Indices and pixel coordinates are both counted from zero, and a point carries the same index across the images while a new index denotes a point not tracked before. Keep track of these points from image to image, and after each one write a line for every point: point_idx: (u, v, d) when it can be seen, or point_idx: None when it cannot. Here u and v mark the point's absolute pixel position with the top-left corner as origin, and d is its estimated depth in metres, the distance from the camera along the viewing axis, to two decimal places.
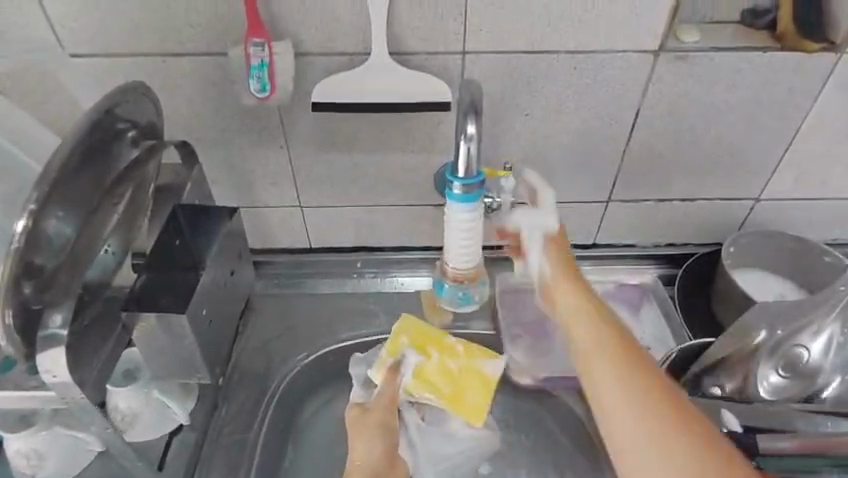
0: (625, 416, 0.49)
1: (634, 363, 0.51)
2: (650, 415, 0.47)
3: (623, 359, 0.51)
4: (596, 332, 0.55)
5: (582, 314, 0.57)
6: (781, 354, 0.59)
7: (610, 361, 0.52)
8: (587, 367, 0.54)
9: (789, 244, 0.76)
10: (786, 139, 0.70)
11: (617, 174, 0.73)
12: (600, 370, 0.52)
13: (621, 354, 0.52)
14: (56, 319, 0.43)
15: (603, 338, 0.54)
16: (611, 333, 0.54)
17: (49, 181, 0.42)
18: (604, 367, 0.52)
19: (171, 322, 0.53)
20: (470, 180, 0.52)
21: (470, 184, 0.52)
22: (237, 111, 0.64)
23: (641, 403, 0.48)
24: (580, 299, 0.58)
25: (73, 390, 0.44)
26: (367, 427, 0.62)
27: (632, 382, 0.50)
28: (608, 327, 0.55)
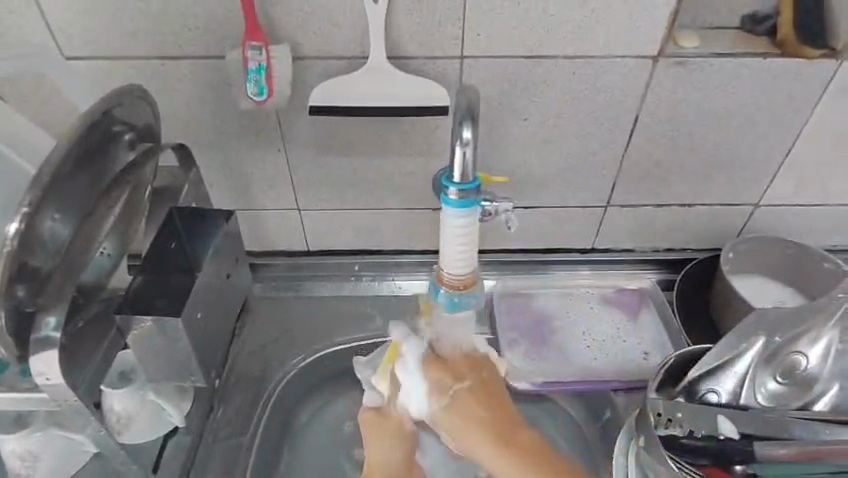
0: (508, 475, 0.55)
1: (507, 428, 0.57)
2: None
3: (494, 444, 0.56)
4: (475, 417, 0.57)
5: (467, 420, 0.57)
6: (780, 360, 0.59)
7: (488, 450, 0.56)
8: (452, 408, 0.57)
9: (789, 250, 0.76)
10: (785, 146, 0.70)
11: (615, 180, 0.73)
12: (506, 469, 0.55)
13: (501, 450, 0.55)
14: (48, 322, 0.42)
15: (488, 432, 0.56)
16: (489, 439, 0.56)
17: (42, 184, 0.41)
18: (485, 452, 0.56)
19: (166, 325, 0.53)
20: (465, 185, 0.51)
21: (465, 190, 0.51)
22: (236, 115, 0.65)
23: (527, 470, 0.54)
24: (449, 408, 0.57)
25: (65, 392, 0.44)
26: (380, 435, 0.61)
27: (509, 462, 0.55)
28: (477, 420, 0.56)
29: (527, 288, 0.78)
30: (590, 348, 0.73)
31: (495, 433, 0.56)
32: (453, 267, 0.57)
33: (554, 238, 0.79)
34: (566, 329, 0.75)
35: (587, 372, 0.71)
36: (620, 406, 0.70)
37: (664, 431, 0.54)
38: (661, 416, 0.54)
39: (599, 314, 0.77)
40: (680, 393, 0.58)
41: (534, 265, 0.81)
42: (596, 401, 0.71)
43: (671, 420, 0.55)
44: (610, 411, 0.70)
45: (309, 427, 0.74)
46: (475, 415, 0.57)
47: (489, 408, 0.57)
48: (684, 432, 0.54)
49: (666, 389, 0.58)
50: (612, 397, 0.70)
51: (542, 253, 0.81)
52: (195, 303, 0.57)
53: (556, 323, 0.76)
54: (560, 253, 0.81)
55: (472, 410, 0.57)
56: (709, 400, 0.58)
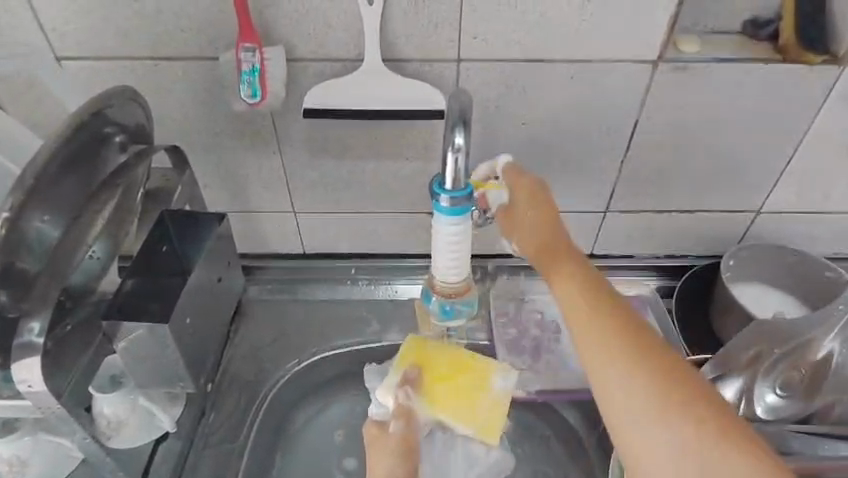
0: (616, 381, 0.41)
1: (609, 312, 0.45)
2: (654, 391, 0.40)
3: (599, 309, 0.46)
4: (576, 293, 0.49)
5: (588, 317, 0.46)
6: (780, 372, 0.58)
7: (610, 360, 0.42)
8: (577, 313, 0.47)
9: (791, 259, 0.75)
10: (787, 152, 0.69)
11: (614, 185, 0.72)
12: (624, 379, 0.41)
13: (641, 358, 0.42)
14: (34, 327, 0.41)
15: (589, 303, 0.47)
16: (603, 328, 0.44)
17: (25, 188, 0.42)
18: (593, 344, 0.44)
19: (155, 329, 0.52)
20: (456, 192, 0.49)
21: (456, 197, 0.49)
22: (230, 116, 0.64)
23: (645, 378, 0.40)
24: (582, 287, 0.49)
25: (47, 400, 0.43)
26: (387, 448, 0.57)
27: (615, 369, 0.42)
28: (606, 324, 0.45)
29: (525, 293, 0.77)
30: None
31: (638, 345, 0.42)
32: (447, 273, 0.56)
33: None
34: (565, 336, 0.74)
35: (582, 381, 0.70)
36: None
37: None
38: None
39: None
40: None
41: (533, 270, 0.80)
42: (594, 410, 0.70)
43: None
44: None
45: (302, 432, 0.73)
46: (589, 279, 0.49)
47: (593, 290, 0.48)
48: None
49: None
50: None
51: None
52: (185, 309, 0.56)
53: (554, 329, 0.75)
54: None
55: (592, 292, 0.48)
56: None
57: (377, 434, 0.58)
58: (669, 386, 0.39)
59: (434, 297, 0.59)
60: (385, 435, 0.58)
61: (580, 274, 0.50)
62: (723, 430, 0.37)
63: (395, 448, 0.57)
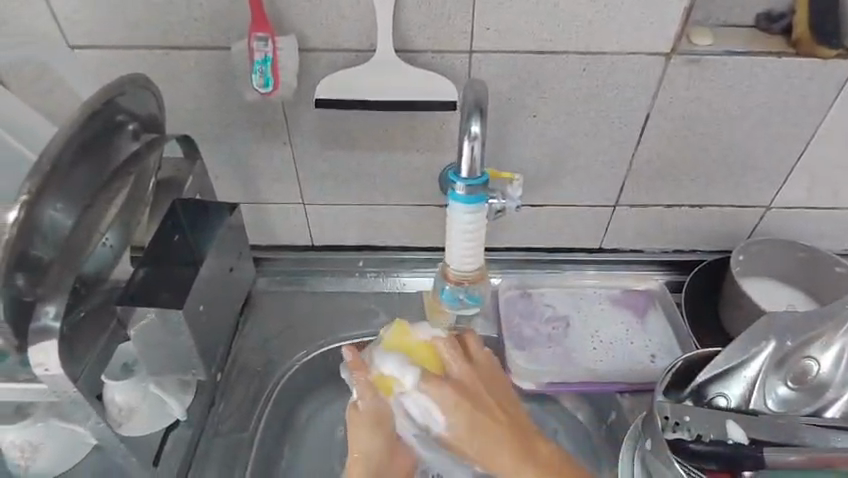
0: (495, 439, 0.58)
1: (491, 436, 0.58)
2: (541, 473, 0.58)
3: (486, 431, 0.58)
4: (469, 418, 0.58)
5: (456, 404, 0.58)
6: (790, 365, 0.57)
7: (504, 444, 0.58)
8: (447, 409, 0.58)
9: (800, 255, 0.75)
10: (798, 147, 0.69)
11: (624, 179, 0.72)
12: (501, 449, 0.58)
13: (511, 441, 0.59)
14: (49, 311, 0.42)
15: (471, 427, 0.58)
16: (497, 436, 0.58)
17: (43, 171, 0.41)
18: (503, 457, 0.58)
19: (169, 315, 0.52)
20: (473, 180, 0.51)
21: (473, 185, 0.51)
22: (241, 107, 0.64)
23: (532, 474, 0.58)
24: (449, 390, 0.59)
25: (64, 384, 0.43)
26: (363, 425, 0.58)
27: (500, 453, 0.58)
28: (471, 409, 0.58)
29: (533, 287, 0.78)
30: (595, 351, 0.72)
31: (487, 423, 0.59)
32: (457, 263, 0.59)
33: (561, 236, 0.78)
34: (574, 329, 0.74)
35: (591, 374, 0.69)
36: (625, 408, 0.69)
37: (671, 435, 0.53)
38: (668, 419, 0.54)
39: (607, 315, 0.75)
40: (687, 396, 0.57)
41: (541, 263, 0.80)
42: (602, 403, 0.70)
43: (677, 424, 0.54)
44: (615, 414, 0.70)
45: (311, 421, 0.73)
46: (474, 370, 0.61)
47: (484, 418, 0.59)
48: (691, 437, 0.53)
49: (673, 392, 0.58)
50: (618, 399, 0.69)
51: (548, 252, 0.80)
52: (199, 296, 0.57)
53: (562, 323, 0.74)
54: (567, 253, 0.81)
55: (467, 380, 0.60)
56: (717, 404, 0.57)
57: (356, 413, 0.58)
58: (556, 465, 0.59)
59: (447, 286, 0.61)
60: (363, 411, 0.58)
61: (466, 352, 0.62)
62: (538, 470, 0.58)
63: (371, 425, 0.58)
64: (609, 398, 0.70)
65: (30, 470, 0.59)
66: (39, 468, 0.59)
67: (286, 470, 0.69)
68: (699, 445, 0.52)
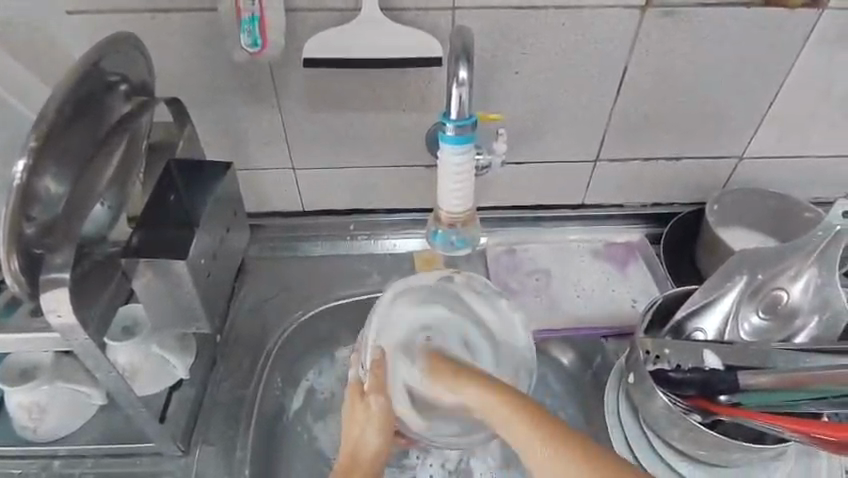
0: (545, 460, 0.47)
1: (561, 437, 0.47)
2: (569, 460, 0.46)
3: (551, 440, 0.47)
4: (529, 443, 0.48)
5: (512, 433, 0.50)
6: (762, 296, 0.61)
7: (527, 431, 0.49)
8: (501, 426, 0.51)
9: (772, 202, 0.79)
10: (768, 98, 0.72)
11: (605, 133, 0.74)
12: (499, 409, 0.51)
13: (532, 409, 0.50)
14: (58, 260, 0.43)
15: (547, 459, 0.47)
16: (541, 438, 0.48)
17: (48, 121, 0.42)
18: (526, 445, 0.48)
19: (171, 270, 0.54)
20: (463, 121, 0.54)
21: (462, 126, 0.54)
22: (229, 69, 0.65)
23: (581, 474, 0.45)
24: (513, 411, 0.50)
25: (76, 331, 0.45)
26: (363, 414, 0.59)
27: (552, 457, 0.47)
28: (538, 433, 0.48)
29: (520, 244, 0.81)
30: (579, 297, 0.76)
31: (541, 425, 0.48)
32: (452, 203, 0.61)
33: (546, 194, 0.81)
34: (558, 279, 0.78)
35: (574, 319, 0.74)
36: (609, 351, 0.72)
37: (652, 367, 0.57)
38: (649, 353, 0.58)
39: (590, 267, 0.79)
40: (667, 332, 0.61)
41: (526, 220, 0.82)
42: (589, 348, 0.73)
43: (658, 357, 0.58)
44: (600, 359, 0.72)
45: (311, 386, 0.74)
46: (459, 363, 0.57)
47: (560, 440, 0.47)
48: (671, 367, 0.57)
49: (654, 329, 0.61)
50: (603, 343, 0.73)
51: (534, 209, 0.83)
52: (200, 251, 0.59)
53: (546, 275, 0.78)
54: (552, 209, 0.83)
55: (445, 373, 0.56)
56: (696, 338, 0.61)
57: (356, 391, 0.60)
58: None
59: (438, 228, 0.63)
60: (351, 398, 0.59)
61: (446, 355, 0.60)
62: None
63: (367, 416, 0.58)
64: (593, 342, 0.73)
65: (37, 432, 0.60)
66: (47, 431, 0.60)
67: (291, 424, 0.71)
68: (677, 371, 0.56)
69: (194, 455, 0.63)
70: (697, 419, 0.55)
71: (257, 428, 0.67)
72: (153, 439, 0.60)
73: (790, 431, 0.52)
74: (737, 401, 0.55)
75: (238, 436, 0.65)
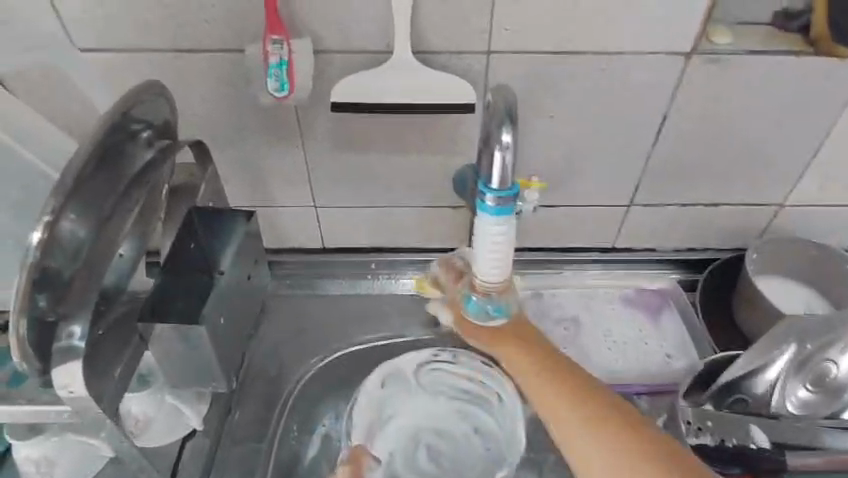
0: (577, 437, 0.47)
1: (591, 403, 0.49)
2: (615, 443, 0.46)
3: (571, 402, 0.49)
4: (551, 399, 0.51)
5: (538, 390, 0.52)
6: (810, 368, 0.57)
7: (561, 403, 0.50)
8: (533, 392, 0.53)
9: (813, 253, 0.76)
10: (814, 146, 0.69)
11: (640, 178, 0.71)
12: (563, 415, 0.49)
13: (587, 411, 0.48)
14: (74, 332, 0.42)
15: (570, 414, 0.49)
16: (575, 406, 0.49)
17: (66, 190, 0.40)
18: (555, 408, 0.50)
19: (189, 332, 0.51)
20: (504, 191, 0.47)
21: (503, 197, 0.47)
22: (252, 109, 0.62)
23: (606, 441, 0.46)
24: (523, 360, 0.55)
25: (89, 404, 0.43)
26: None
27: (582, 422, 0.48)
28: (565, 389, 0.51)
29: (548, 288, 0.78)
30: (611, 350, 0.72)
31: (571, 390, 0.50)
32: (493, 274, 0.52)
33: (574, 237, 0.78)
34: (588, 329, 0.74)
35: (607, 374, 0.70)
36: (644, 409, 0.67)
37: (694, 440, 0.54)
38: (690, 424, 0.54)
39: (622, 317, 0.76)
40: (707, 400, 0.57)
41: (554, 263, 0.79)
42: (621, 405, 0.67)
43: (700, 429, 0.54)
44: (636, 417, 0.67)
45: (327, 431, 0.69)
46: (522, 344, 0.56)
47: (577, 395, 0.50)
48: (715, 441, 0.54)
49: (694, 394, 0.58)
50: (637, 401, 0.67)
51: (561, 251, 0.80)
52: (218, 307, 0.56)
53: (574, 323, 0.75)
54: (579, 252, 0.80)
55: (511, 344, 0.56)
56: (736, 407, 0.57)
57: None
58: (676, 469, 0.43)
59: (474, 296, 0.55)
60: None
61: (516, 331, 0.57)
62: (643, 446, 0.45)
63: None
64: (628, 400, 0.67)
65: None
66: None
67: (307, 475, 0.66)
68: (720, 449, 0.53)
69: None
70: None
71: None
72: None
73: None
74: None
75: None
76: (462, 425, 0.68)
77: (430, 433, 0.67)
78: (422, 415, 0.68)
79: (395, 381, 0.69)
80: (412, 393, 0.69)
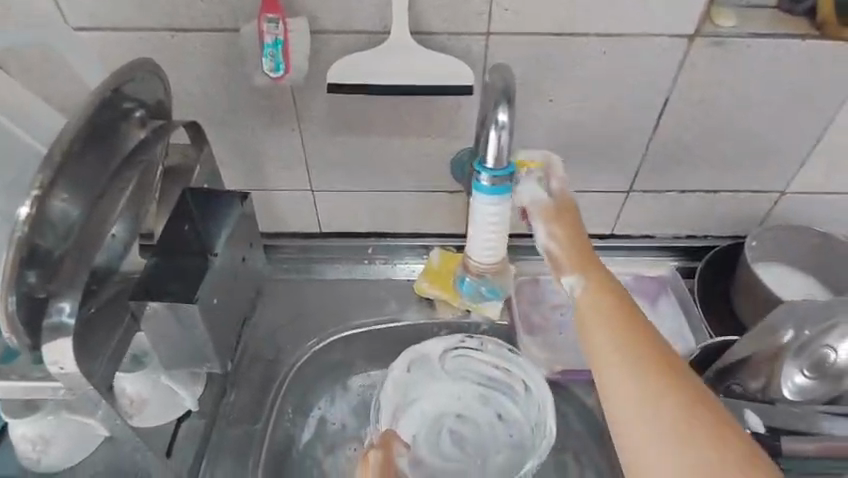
0: (634, 410, 0.41)
1: (664, 381, 0.42)
2: (655, 401, 0.41)
3: (650, 381, 0.42)
4: (619, 365, 0.44)
5: (605, 349, 0.45)
6: (810, 353, 0.56)
7: (625, 364, 0.43)
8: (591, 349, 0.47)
9: (813, 241, 0.75)
10: (817, 132, 0.68)
11: (640, 164, 0.70)
12: (624, 375, 0.43)
13: (654, 383, 0.42)
14: (63, 308, 0.41)
15: (634, 383, 0.42)
16: (644, 372, 0.42)
17: (55, 163, 0.40)
18: (611, 370, 0.44)
19: (181, 311, 0.51)
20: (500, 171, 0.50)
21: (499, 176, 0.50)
22: (248, 90, 0.62)
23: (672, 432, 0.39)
24: (608, 321, 0.47)
25: (80, 380, 0.42)
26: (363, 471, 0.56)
27: (644, 399, 0.41)
28: (640, 359, 0.43)
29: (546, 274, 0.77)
30: None
31: (651, 365, 0.43)
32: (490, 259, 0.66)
33: None
34: None
35: None
36: None
37: None
38: None
39: None
40: (703, 385, 0.59)
41: None
42: None
43: None
44: None
45: (322, 415, 0.72)
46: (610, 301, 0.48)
47: (656, 375, 0.42)
48: None
49: None
50: None
51: None
52: (212, 289, 0.55)
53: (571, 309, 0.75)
54: None
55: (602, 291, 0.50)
56: (734, 391, 0.58)
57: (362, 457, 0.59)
58: (728, 448, 0.37)
59: (467, 278, 0.68)
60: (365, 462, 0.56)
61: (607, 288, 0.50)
62: (727, 462, 0.37)
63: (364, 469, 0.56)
64: None
65: (40, 464, 0.58)
66: (51, 461, 0.58)
67: (301, 457, 0.68)
68: None
69: None
70: None
71: (266, 462, 0.64)
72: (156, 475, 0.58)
73: None
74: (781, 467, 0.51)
75: (247, 472, 0.63)
76: (486, 410, 0.69)
77: (452, 417, 0.69)
78: (447, 399, 0.69)
79: (424, 367, 0.70)
80: (438, 377, 0.70)
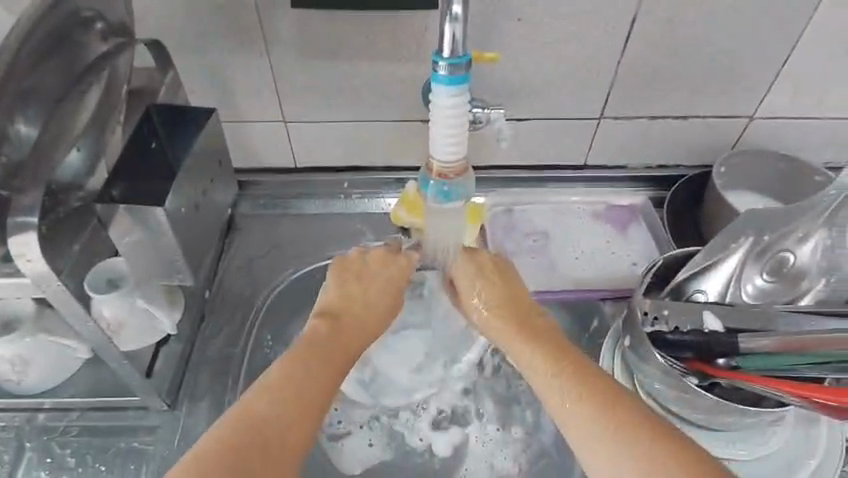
0: (583, 427, 0.44)
1: (609, 401, 0.45)
2: (599, 416, 0.44)
3: (594, 403, 0.45)
4: (564, 404, 0.46)
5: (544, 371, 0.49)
6: (769, 258, 0.60)
7: (575, 406, 0.46)
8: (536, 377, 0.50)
9: (781, 166, 0.76)
10: (785, 52, 0.68)
11: (610, 89, 0.71)
12: (572, 403, 0.46)
13: (599, 401, 0.45)
14: (24, 203, 0.41)
15: (583, 420, 0.45)
16: (582, 384, 0.47)
17: (11, 52, 0.42)
18: (565, 411, 0.46)
19: (148, 216, 0.52)
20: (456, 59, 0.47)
21: (456, 64, 0.47)
22: (212, 11, 0.61)
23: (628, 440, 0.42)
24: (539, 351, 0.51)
25: (49, 277, 0.44)
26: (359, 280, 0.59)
27: (590, 417, 0.44)
28: (576, 377, 0.47)
29: (519, 205, 0.79)
30: (578, 260, 0.74)
31: (587, 379, 0.47)
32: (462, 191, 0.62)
33: (546, 153, 0.78)
34: (555, 244, 0.76)
35: (576, 281, 0.73)
36: (607, 314, 0.72)
37: (650, 328, 0.56)
38: (647, 314, 0.56)
39: (591, 228, 0.77)
40: (667, 294, 0.59)
41: (526, 181, 0.80)
42: (585, 309, 0.73)
43: (656, 319, 0.56)
44: (597, 321, 0.72)
45: None
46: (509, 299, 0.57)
47: (592, 387, 0.46)
48: (668, 328, 0.56)
49: (653, 291, 0.60)
50: (600, 305, 0.72)
51: (533, 170, 0.80)
52: (182, 199, 0.57)
53: (544, 237, 0.76)
54: (552, 169, 0.80)
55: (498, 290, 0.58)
56: (696, 299, 0.60)
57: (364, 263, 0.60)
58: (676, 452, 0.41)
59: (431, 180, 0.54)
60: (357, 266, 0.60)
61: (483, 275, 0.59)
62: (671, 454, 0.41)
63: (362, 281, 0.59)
64: (590, 304, 0.72)
65: (20, 385, 0.59)
66: (31, 383, 0.59)
67: None
68: (677, 333, 0.54)
69: (181, 410, 0.63)
70: (694, 381, 0.54)
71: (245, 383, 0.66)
72: (138, 392, 0.60)
73: (788, 394, 0.51)
74: (736, 364, 0.53)
75: (227, 391, 0.65)
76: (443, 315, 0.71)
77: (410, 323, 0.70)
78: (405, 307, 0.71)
79: None
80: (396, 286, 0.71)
